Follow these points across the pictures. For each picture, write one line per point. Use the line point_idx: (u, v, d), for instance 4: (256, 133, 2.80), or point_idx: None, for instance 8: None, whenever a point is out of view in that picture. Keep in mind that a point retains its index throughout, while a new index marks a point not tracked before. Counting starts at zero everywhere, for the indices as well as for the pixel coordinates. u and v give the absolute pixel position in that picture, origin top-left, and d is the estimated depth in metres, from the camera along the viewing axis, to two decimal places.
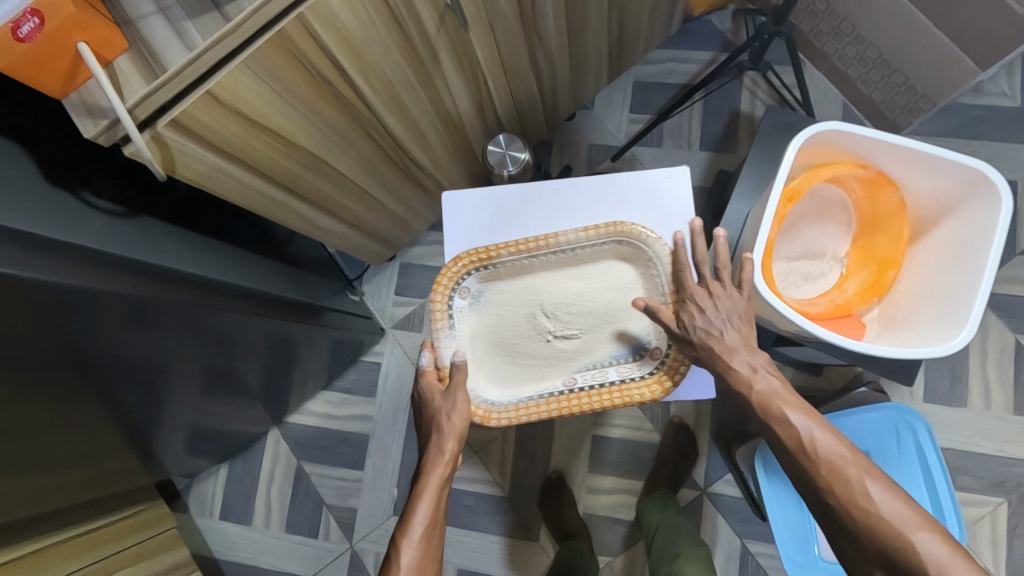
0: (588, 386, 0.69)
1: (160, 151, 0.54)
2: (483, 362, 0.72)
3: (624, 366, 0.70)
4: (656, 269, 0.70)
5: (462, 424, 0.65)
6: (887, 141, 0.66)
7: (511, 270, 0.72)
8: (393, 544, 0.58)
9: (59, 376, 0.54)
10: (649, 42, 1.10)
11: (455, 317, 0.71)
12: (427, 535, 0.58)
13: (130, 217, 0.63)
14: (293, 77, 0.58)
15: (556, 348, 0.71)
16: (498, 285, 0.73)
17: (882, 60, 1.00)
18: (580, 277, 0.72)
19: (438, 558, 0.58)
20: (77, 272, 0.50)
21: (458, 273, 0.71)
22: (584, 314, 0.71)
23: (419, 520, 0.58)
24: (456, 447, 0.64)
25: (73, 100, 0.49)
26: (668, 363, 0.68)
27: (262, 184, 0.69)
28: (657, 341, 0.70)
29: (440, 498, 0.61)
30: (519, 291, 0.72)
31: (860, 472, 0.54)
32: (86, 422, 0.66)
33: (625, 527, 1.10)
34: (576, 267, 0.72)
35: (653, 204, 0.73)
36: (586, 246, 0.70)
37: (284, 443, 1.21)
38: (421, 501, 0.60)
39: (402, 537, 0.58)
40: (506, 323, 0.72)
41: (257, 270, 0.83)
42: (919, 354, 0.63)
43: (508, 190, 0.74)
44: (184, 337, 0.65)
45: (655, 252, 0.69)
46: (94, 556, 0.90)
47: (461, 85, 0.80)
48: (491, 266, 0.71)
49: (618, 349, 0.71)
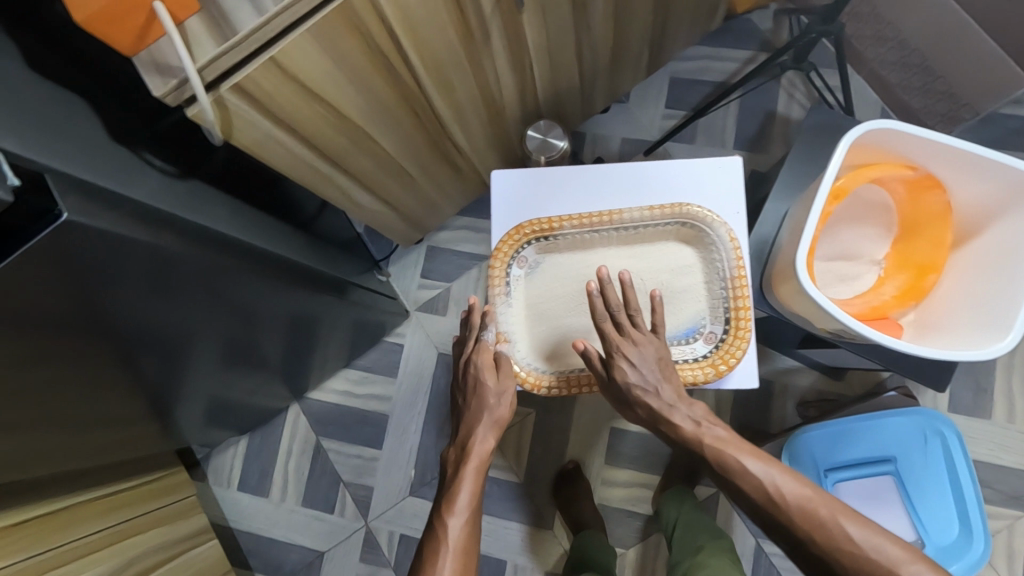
0: None
1: (220, 114, 0.55)
2: (536, 330, 0.74)
3: (678, 348, 0.71)
4: (717, 255, 0.71)
5: (507, 409, 0.67)
6: (938, 142, 0.65)
7: (571, 244, 0.74)
8: (439, 525, 0.59)
9: (111, 326, 0.55)
10: (688, 38, 1.09)
11: (511, 285, 0.74)
12: (472, 514, 0.60)
13: (182, 178, 0.64)
14: (352, 48, 0.58)
15: None
16: (555, 258, 0.75)
17: (924, 66, 0.99)
18: (639, 255, 0.73)
19: (479, 540, 0.61)
20: (134, 226, 0.51)
21: (518, 242, 0.73)
22: (641, 294, 0.73)
23: (465, 499, 0.61)
24: (497, 431, 0.66)
25: (143, 59, 0.49)
26: (723, 348, 0.69)
27: (309, 155, 0.69)
28: (711, 325, 0.71)
29: (480, 482, 0.63)
30: (577, 265, 0.74)
31: (835, 513, 0.57)
32: (126, 380, 0.67)
33: (639, 520, 1.10)
34: (635, 246, 0.74)
35: (712, 192, 0.73)
36: (649, 225, 0.72)
37: (304, 418, 1.22)
38: (465, 481, 0.62)
39: (448, 518, 0.59)
40: (561, 296, 0.74)
41: (293, 242, 0.84)
42: (962, 358, 0.63)
43: (563, 170, 0.75)
44: (211, 305, 0.66)
45: (718, 236, 0.70)
46: (118, 517, 0.92)
47: (508, 69, 0.80)
48: (551, 237, 0.73)
49: (672, 331, 0.72)
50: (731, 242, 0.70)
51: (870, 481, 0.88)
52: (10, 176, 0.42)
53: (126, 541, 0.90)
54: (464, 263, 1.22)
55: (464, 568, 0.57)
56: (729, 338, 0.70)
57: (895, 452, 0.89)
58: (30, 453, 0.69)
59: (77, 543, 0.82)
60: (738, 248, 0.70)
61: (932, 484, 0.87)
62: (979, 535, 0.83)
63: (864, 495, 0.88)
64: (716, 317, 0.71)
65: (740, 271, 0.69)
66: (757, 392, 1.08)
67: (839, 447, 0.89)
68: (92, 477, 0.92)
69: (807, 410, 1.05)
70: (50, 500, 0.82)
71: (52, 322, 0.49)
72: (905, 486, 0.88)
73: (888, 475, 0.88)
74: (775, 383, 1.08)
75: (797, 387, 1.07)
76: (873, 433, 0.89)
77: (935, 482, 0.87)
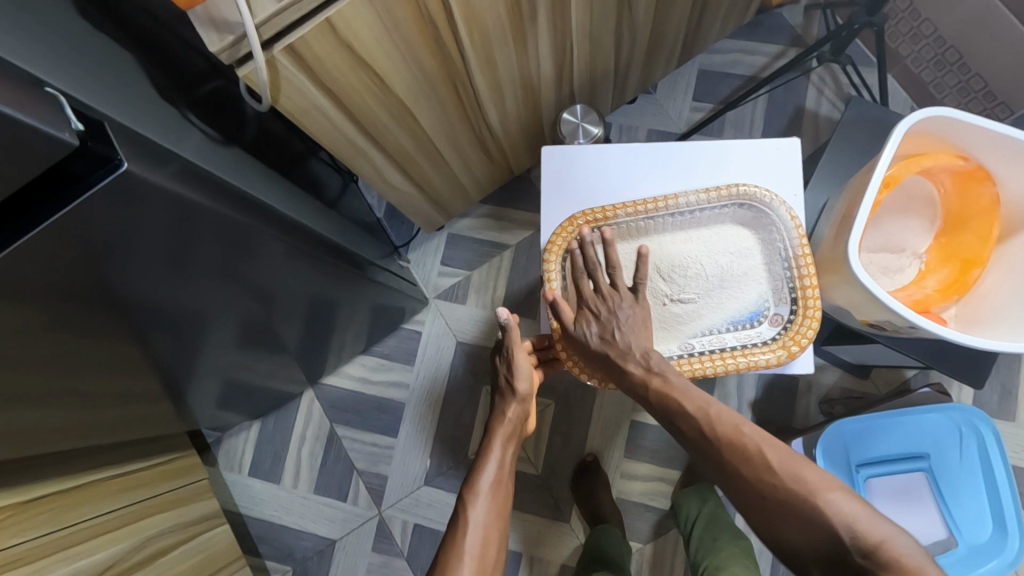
0: (705, 351, 0.73)
1: (271, 76, 0.54)
2: None
3: (743, 332, 0.73)
4: (777, 236, 0.72)
5: (527, 391, 0.74)
6: (993, 132, 0.65)
7: (625, 232, 0.75)
8: (465, 494, 0.65)
9: (147, 284, 0.53)
10: (722, 30, 1.08)
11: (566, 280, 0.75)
12: (493, 491, 0.65)
13: (224, 145, 0.62)
14: (406, 15, 0.57)
15: (671, 312, 0.74)
16: (608, 247, 0.75)
17: (960, 63, 0.99)
18: (697, 240, 0.74)
19: (505, 514, 0.64)
20: (180, 184, 0.49)
21: (572, 234, 0.74)
22: (700, 279, 0.73)
23: (486, 478, 0.66)
24: (518, 414, 0.73)
25: (199, 14, 0.47)
26: (792, 329, 0.71)
27: (349, 128, 0.68)
28: (776, 308, 0.73)
29: (504, 461, 0.69)
30: (631, 252, 0.75)
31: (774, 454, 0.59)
32: (154, 351, 0.65)
33: (657, 515, 1.09)
34: (691, 231, 0.75)
35: (771, 174, 0.74)
36: (705, 209, 0.74)
37: (318, 404, 1.20)
38: (488, 461, 0.68)
39: (473, 488, 0.65)
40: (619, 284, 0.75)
41: (322, 219, 0.82)
42: (1010, 348, 0.63)
43: (615, 154, 0.75)
44: (238, 278, 0.64)
45: (778, 215, 0.72)
46: (130, 498, 0.89)
47: (550, 50, 0.79)
48: (605, 227, 0.74)
49: (736, 315, 0.73)
50: (791, 222, 0.71)
51: (902, 476, 0.89)
52: (73, 121, 0.40)
53: (143, 521, 0.88)
54: (485, 250, 1.21)
55: (486, 534, 0.61)
56: (798, 319, 0.71)
57: (930, 449, 0.88)
58: (52, 424, 0.68)
59: (95, 521, 0.80)
60: (800, 228, 0.71)
61: (967, 483, 0.87)
62: (1015, 534, 0.82)
63: (897, 493, 0.88)
64: (781, 300, 0.72)
65: (803, 249, 0.71)
66: (782, 388, 1.07)
67: (875, 442, 0.88)
68: (104, 457, 0.89)
69: (833, 407, 1.03)
70: (63, 478, 0.80)
71: (88, 277, 0.47)
72: (938, 483, 0.88)
73: (920, 472, 0.88)
74: (800, 379, 1.07)
75: (821, 384, 1.06)
76: (909, 429, 0.88)
77: (969, 481, 0.87)
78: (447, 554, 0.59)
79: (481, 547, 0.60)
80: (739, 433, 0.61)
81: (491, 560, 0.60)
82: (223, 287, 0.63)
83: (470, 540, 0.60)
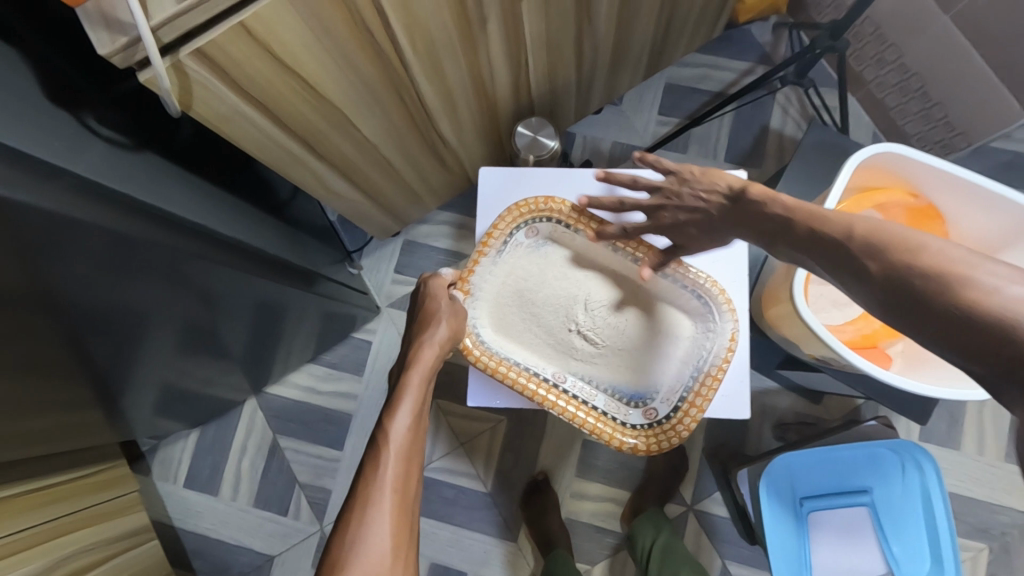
0: (570, 391, 0.71)
1: (179, 83, 0.50)
2: (500, 305, 0.73)
3: (614, 402, 0.71)
4: (708, 343, 0.71)
5: (457, 326, 0.67)
6: (941, 170, 0.66)
7: (582, 247, 0.74)
8: (380, 432, 0.58)
9: (32, 313, 0.48)
10: (690, 44, 1.06)
11: (509, 247, 0.73)
12: (413, 428, 0.59)
13: (128, 149, 0.58)
14: (336, 20, 0.52)
15: (571, 342, 0.72)
16: (560, 249, 0.74)
17: (923, 91, 1.00)
18: (639, 296, 0.73)
19: (421, 447, 0.60)
20: (68, 202, 0.44)
21: (538, 212, 0.73)
22: (619, 332, 0.72)
23: (404, 414, 0.59)
24: (444, 344, 0.65)
25: (89, 10, 0.43)
26: (654, 429, 0.70)
27: (281, 135, 0.64)
28: (657, 404, 0.71)
29: (423, 396, 0.62)
30: (575, 271, 0.74)
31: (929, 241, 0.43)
32: (61, 369, 0.60)
33: (606, 536, 1.07)
34: (637, 283, 0.73)
35: None
36: (666, 276, 0.71)
37: (261, 413, 1.15)
38: (405, 394, 0.61)
39: (390, 425, 0.58)
40: (545, 289, 0.73)
41: (258, 229, 0.78)
42: (954, 395, 0.64)
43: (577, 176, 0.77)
44: (170, 290, 0.60)
45: (720, 325, 0.70)
46: (54, 511, 0.83)
47: (504, 60, 0.76)
48: (572, 231, 0.73)
49: (622, 385, 0.72)
50: (728, 340, 0.69)
51: (846, 510, 0.88)
52: None
53: (64, 538, 0.82)
54: (442, 259, 1.17)
55: (407, 470, 0.56)
56: (667, 425, 0.70)
57: (873, 483, 0.88)
58: None
59: (11, 537, 0.74)
60: (729, 353, 0.69)
61: (909, 519, 0.86)
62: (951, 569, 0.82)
63: (839, 528, 0.88)
64: (667, 400, 0.71)
65: (717, 372, 0.69)
66: None
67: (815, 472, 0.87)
68: (37, 466, 0.83)
69: (786, 433, 1.04)
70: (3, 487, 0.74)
71: None
72: (879, 514, 0.87)
73: (863, 506, 0.88)
74: (754, 403, 1.06)
75: (775, 408, 1.06)
76: (853, 462, 0.88)
77: (911, 516, 0.86)
78: (364, 491, 0.54)
79: (402, 483, 0.55)
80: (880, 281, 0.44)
81: (410, 496, 0.55)
82: (150, 305, 0.59)
83: (391, 477, 0.55)
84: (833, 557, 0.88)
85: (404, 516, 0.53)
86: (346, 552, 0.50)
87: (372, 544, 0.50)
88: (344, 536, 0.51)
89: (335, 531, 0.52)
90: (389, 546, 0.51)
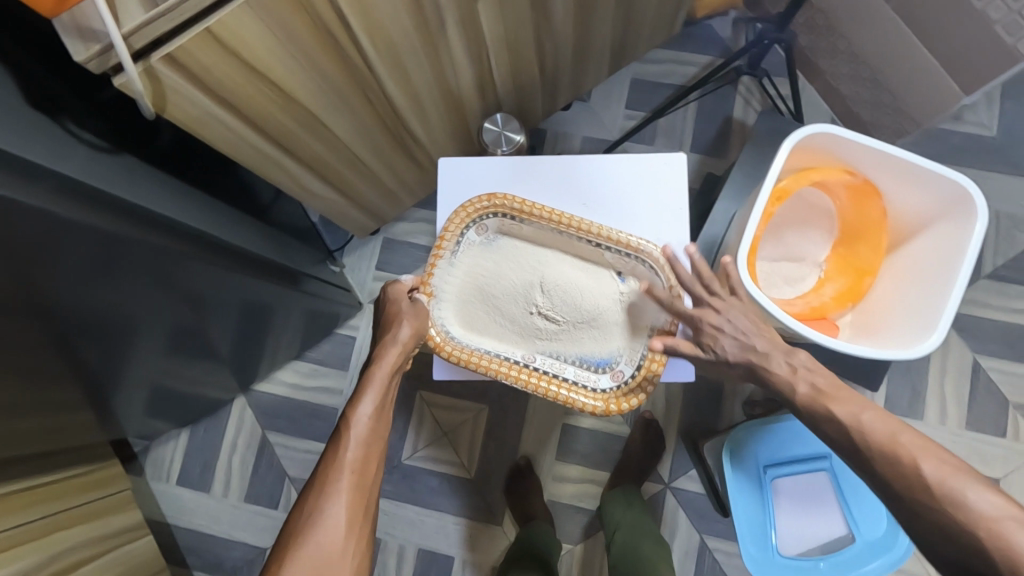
0: (542, 369, 0.75)
1: (152, 87, 0.53)
2: (462, 302, 0.77)
3: (584, 371, 0.76)
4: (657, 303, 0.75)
5: (419, 326, 0.69)
6: (873, 148, 0.70)
7: (531, 234, 0.78)
8: (344, 418, 0.61)
9: (18, 310, 0.51)
10: (651, 41, 1.11)
11: (462, 247, 0.77)
12: (375, 419, 0.62)
13: (114, 154, 0.61)
14: (299, 26, 0.56)
15: (534, 324, 0.76)
16: (511, 239, 0.78)
17: (873, 78, 1.04)
18: (587, 271, 0.77)
19: (384, 435, 0.62)
20: (55, 200, 0.48)
21: (481, 210, 0.76)
22: (575, 307, 0.76)
23: (366, 404, 0.62)
24: (408, 342, 0.68)
25: (64, 21, 0.47)
26: (621, 390, 0.74)
27: (253, 136, 0.67)
28: (624, 365, 0.76)
29: (389, 388, 0.65)
30: (528, 258, 0.77)
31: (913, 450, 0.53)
32: (46, 366, 0.63)
33: (587, 517, 1.10)
34: (585, 260, 0.78)
35: (668, 188, 0.79)
36: (609, 249, 0.76)
37: (250, 410, 1.19)
38: (369, 386, 0.64)
39: (353, 414, 0.61)
40: (502, 280, 0.77)
41: (242, 228, 0.81)
42: (897, 356, 0.67)
43: (528, 161, 0.80)
44: (156, 290, 0.63)
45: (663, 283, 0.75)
46: (46, 510, 0.86)
47: (466, 60, 0.80)
48: (517, 220, 0.76)
49: (587, 354, 0.76)
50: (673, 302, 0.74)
51: (806, 476, 0.93)
52: None
53: (52, 536, 0.85)
54: (420, 255, 1.21)
55: (366, 455, 0.59)
56: (633, 384, 0.74)
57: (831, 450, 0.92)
58: None
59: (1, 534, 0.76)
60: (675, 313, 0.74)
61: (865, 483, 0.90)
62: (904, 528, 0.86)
63: (801, 494, 0.93)
64: (631, 359, 0.75)
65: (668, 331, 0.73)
66: (707, 390, 1.11)
67: (782, 443, 0.92)
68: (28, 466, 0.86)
69: (754, 409, 1.08)
70: None
71: None
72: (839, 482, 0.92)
73: (822, 471, 0.92)
74: (724, 383, 1.10)
75: (745, 387, 1.10)
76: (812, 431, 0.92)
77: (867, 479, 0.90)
78: (322, 473, 0.57)
79: (360, 467, 0.58)
80: (893, 443, 0.54)
81: (370, 480, 0.59)
82: (139, 304, 0.63)
83: (349, 462, 0.58)
84: (796, 525, 0.92)
85: (359, 496, 0.57)
86: (304, 524, 0.54)
87: (327, 523, 0.54)
88: (302, 511, 0.55)
89: (294, 508, 0.56)
90: (343, 524, 0.54)
